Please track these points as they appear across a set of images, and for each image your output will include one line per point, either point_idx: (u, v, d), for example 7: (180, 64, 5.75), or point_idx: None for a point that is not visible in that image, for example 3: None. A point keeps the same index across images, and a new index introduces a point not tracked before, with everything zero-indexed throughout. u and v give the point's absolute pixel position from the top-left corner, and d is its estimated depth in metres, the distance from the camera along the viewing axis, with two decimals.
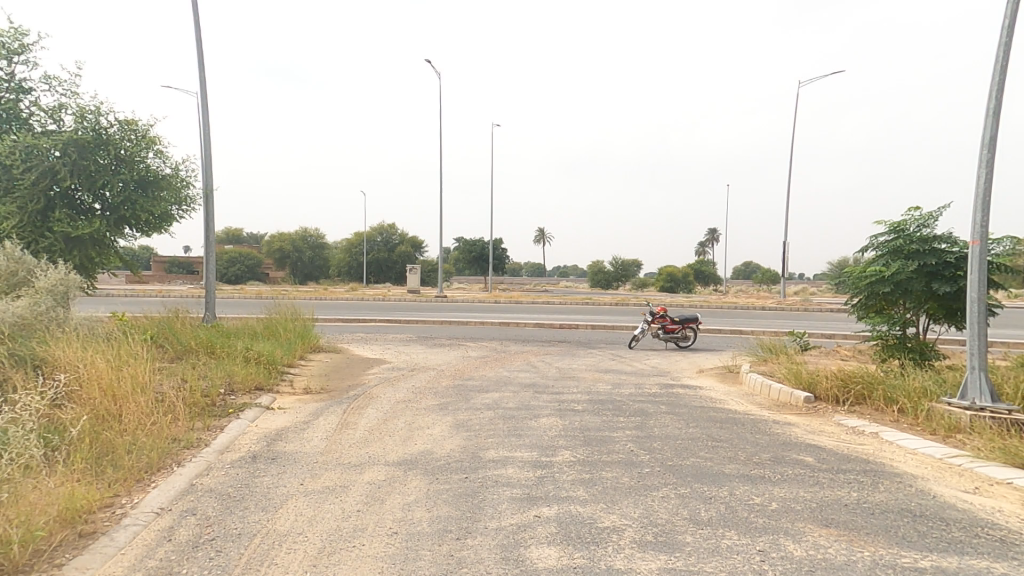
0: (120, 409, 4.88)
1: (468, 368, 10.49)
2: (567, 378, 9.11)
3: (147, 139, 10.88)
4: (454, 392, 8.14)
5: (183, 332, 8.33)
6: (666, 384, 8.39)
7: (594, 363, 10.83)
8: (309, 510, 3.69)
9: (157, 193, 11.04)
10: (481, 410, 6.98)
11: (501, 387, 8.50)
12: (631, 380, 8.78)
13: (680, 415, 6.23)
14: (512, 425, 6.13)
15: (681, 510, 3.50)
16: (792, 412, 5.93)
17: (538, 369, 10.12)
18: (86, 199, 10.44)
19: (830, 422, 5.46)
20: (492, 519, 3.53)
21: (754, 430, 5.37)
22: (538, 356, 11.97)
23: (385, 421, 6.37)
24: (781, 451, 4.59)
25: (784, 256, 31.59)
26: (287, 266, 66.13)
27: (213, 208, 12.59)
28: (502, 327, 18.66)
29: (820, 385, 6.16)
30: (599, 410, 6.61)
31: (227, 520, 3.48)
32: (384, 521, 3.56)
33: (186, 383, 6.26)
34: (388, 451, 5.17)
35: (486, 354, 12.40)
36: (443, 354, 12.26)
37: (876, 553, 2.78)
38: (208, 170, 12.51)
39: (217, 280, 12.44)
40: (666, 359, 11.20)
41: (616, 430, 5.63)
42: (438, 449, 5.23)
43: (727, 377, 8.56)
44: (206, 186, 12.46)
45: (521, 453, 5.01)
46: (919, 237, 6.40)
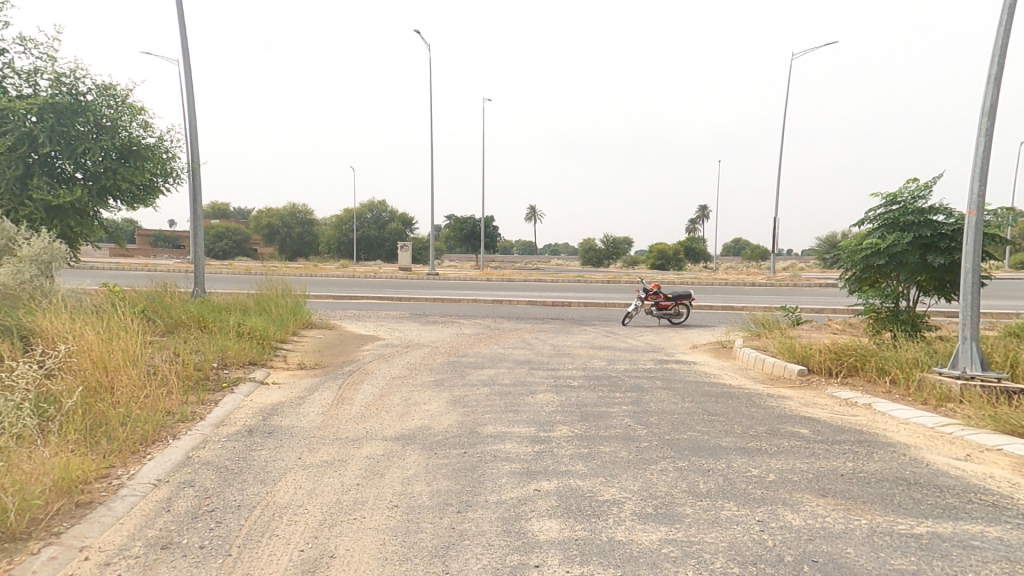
0: (112, 380, 4.79)
1: (462, 344, 10.48)
2: (562, 354, 9.15)
3: (129, 106, 10.54)
4: (450, 369, 8.14)
5: (172, 307, 8.20)
6: (660, 360, 8.45)
7: (588, 339, 10.87)
8: (308, 483, 3.68)
9: (140, 163, 10.75)
10: (477, 386, 6.99)
11: (496, 363, 8.51)
12: (626, 356, 8.84)
13: (676, 389, 6.28)
14: (509, 400, 6.15)
15: (680, 483, 3.54)
16: (786, 386, 6.00)
17: (533, 345, 10.14)
18: (66, 168, 10.10)
19: (823, 395, 5.53)
20: (493, 493, 3.54)
21: (749, 403, 5.43)
22: (532, 332, 11.99)
23: (381, 397, 6.37)
24: (777, 424, 4.65)
25: (776, 233, 31.63)
26: (276, 243, 65.33)
27: (200, 181, 12.29)
28: (496, 304, 18.65)
29: (814, 358, 6.22)
30: (595, 385, 6.65)
31: (225, 493, 3.45)
32: (384, 494, 3.56)
33: (178, 358, 6.17)
34: (386, 426, 5.17)
35: (480, 330, 12.40)
36: (438, 331, 12.24)
37: (874, 520, 2.83)
38: (194, 142, 12.16)
39: (206, 254, 12.21)
40: (659, 335, 11.28)
41: (613, 406, 5.67)
42: (436, 424, 5.23)
43: (721, 352, 8.64)
44: (192, 158, 12.13)
45: (519, 428, 5.03)
46: (915, 209, 6.40)
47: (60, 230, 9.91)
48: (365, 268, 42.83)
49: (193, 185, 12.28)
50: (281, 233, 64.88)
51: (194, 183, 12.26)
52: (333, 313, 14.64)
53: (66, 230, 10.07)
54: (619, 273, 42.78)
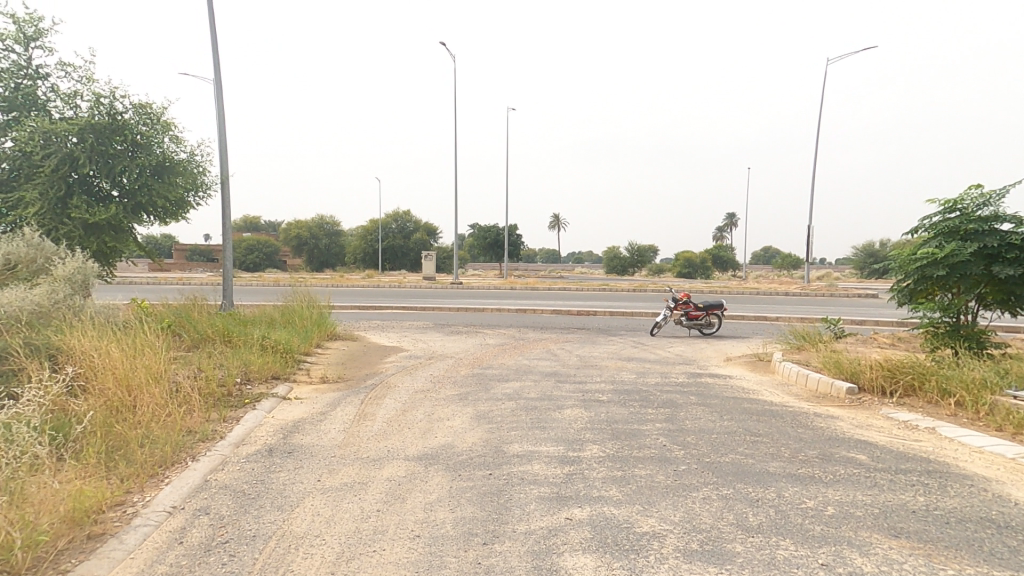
0: (134, 400, 4.74)
1: (486, 356, 10.27)
2: (590, 366, 8.85)
3: (163, 124, 10.79)
4: (474, 382, 7.93)
5: (199, 321, 8.23)
6: (693, 373, 8.07)
7: (615, 350, 10.53)
8: (327, 510, 3.49)
9: (173, 179, 10.97)
10: (502, 400, 6.77)
11: (522, 376, 8.26)
12: (656, 369, 8.48)
13: (713, 406, 5.93)
14: (535, 417, 5.91)
15: (726, 515, 3.22)
16: (835, 405, 5.57)
17: (559, 357, 9.86)
18: (104, 186, 10.35)
19: (878, 416, 5.10)
20: (521, 522, 3.29)
21: (795, 423, 5.04)
22: (557, 343, 11.71)
23: (404, 412, 6.20)
24: (829, 448, 4.28)
25: (810, 241, 30.55)
26: (304, 252, 66.74)
27: (230, 195, 12.49)
28: (520, 314, 18.43)
29: (864, 375, 5.78)
30: (625, 400, 6.34)
31: (241, 521, 3.30)
32: (406, 523, 3.35)
33: (201, 373, 6.13)
34: (408, 445, 4.98)
35: (505, 341, 12.19)
36: (462, 342, 12.07)
37: (963, 571, 2.47)
38: (225, 156, 12.38)
39: (234, 267, 12.35)
40: (690, 346, 10.86)
41: (646, 423, 5.36)
42: (459, 443, 5.02)
43: (757, 365, 8.20)
44: (222, 172, 12.34)
45: (547, 447, 4.77)
46: (978, 216, 5.99)
47: (97, 246, 10.14)
48: (389, 277, 43.23)
49: (224, 198, 12.48)
50: (309, 243, 66.20)
51: (224, 196, 12.47)
52: (357, 323, 14.64)
53: (102, 245, 10.30)
54: (643, 282, 42.07)
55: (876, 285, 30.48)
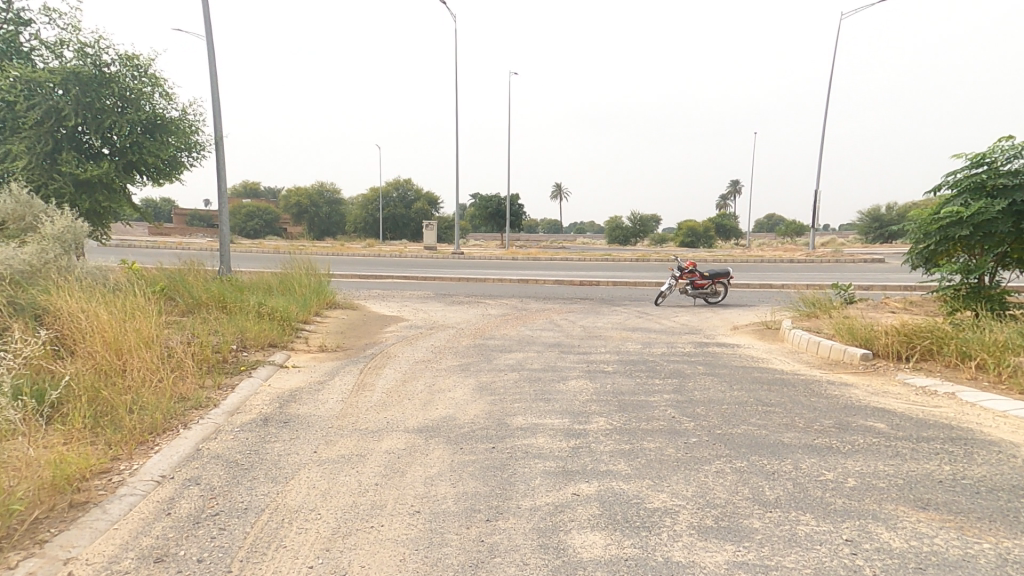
0: (124, 364, 4.58)
1: (488, 326, 10.12)
2: (594, 337, 8.69)
3: (152, 78, 10.36)
4: (475, 352, 7.78)
5: (194, 286, 8.04)
6: (700, 342, 7.89)
7: (619, 320, 10.35)
8: (323, 482, 3.35)
9: (165, 137, 10.59)
10: (504, 371, 6.62)
11: (524, 347, 8.11)
12: (662, 339, 8.32)
13: (721, 376, 5.75)
14: (539, 388, 5.77)
15: (741, 489, 3.05)
16: (848, 371, 5.38)
17: (562, 327, 9.69)
18: (94, 142, 10.00)
19: (894, 382, 4.91)
20: (526, 498, 3.15)
21: (808, 391, 4.86)
22: (560, 313, 11.54)
23: (404, 383, 6.06)
24: (845, 416, 4.09)
25: (816, 209, 30.02)
26: (304, 223, 66.22)
27: (225, 156, 12.12)
28: (522, 284, 18.24)
29: (879, 342, 5.58)
30: (631, 371, 6.18)
31: (232, 493, 3.15)
32: (406, 497, 3.21)
33: (196, 339, 5.97)
34: (408, 416, 4.84)
35: (507, 311, 12.02)
36: (463, 312, 11.90)
37: (1001, 546, 2.30)
38: (219, 114, 11.94)
39: (230, 233, 12.08)
40: (695, 316, 10.68)
41: (653, 395, 5.21)
42: (461, 415, 4.88)
43: (765, 334, 8.01)
44: (217, 132, 11.93)
45: (552, 420, 4.63)
46: (1007, 171, 5.78)
47: (89, 205, 9.85)
48: (390, 247, 42.90)
49: (219, 159, 12.10)
50: (309, 213, 65.58)
51: (219, 157, 12.09)
52: (358, 293, 14.46)
53: (95, 204, 10.02)
54: (647, 252, 41.67)
55: (882, 254, 30.07)
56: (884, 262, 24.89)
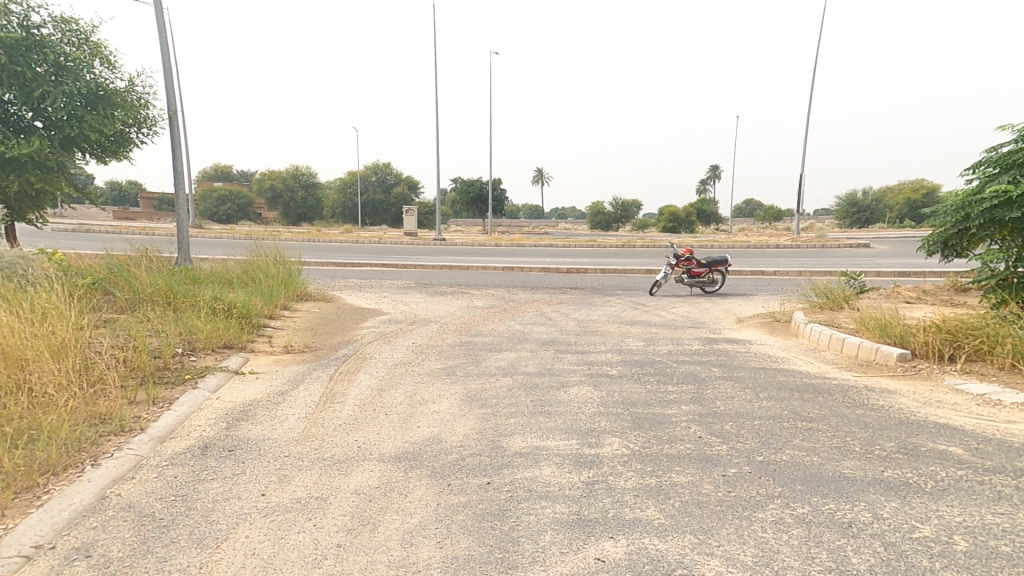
0: (23, 380, 3.71)
1: (474, 320, 9.32)
2: (590, 332, 7.99)
3: (92, 44, 9.16)
4: (462, 352, 7.00)
5: (137, 277, 7.07)
6: (707, 338, 7.23)
7: (615, 313, 9.66)
8: (267, 547, 2.55)
9: (109, 111, 9.42)
10: (495, 376, 5.86)
11: (515, 345, 7.34)
12: (665, 334, 7.65)
13: (742, 379, 5.07)
14: (537, 397, 5.02)
15: (815, 550, 2.34)
16: (884, 373, 4.72)
17: (555, 321, 8.96)
18: (23, 115, 8.79)
19: (943, 387, 4.26)
20: (537, 568, 2.40)
21: (849, 399, 4.18)
22: (551, 305, 10.80)
23: (380, 392, 5.25)
24: (908, 435, 3.40)
25: (801, 194, 29.66)
26: (279, 208, 64.07)
27: (181, 133, 10.95)
28: (508, 272, 17.45)
29: (918, 340, 4.92)
30: (638, 376, 5.47)
31: (137, 570, 2.34)
32: (376, 569, 2.42)
33: (130, 341, 5.06)
34: (384, 439, 4.04)
35: (494, 303, 11.25)
36: (446, 304, 11.08)
37: None
38: (171, 87, 10.72)
39: (188, 217, 10.97)
40: (694, 307, 10.05)
41: (670, 405, 4.50)
42: (447, 436, 4.11)
43: (776, 328, 7.37)
44: (170, 106, 10.74)
45: (556, 442, 3.89)
46: None
47: (18, 187, 8.66)
48: (368, 233, 41.63)
49: (173, 136, 10.92)
50: (284, 197, 63.40)
51: (174, 134, 10.91)
52: (332, 282, 13.49)
53: (26, 185, 8.82)
54: (632, 237, 41.12)
55: (867, 239, 29.84)
56: (868, 248, 24.71)
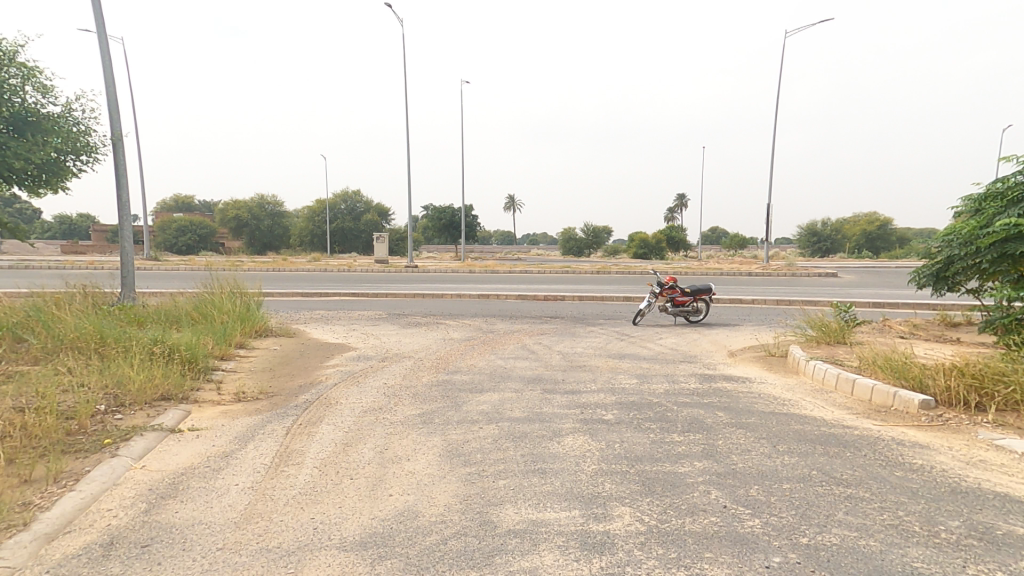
0: None
1: (451, 355, 8.67)
2: (578, 369, 7.46)
3: (19, 64, 8.34)
4: (439, 395, 6.33)
5: (61, 321, 6.28)
6: (702, 374, 6.77)
7: (601, 346, 9.16)
8: None
9: (40, 136, 8.55)
10: (477, 423, 5.21)
11: (498, 385, 6.71)
12: (657, 370, 7.18)
13: (753, 427, 4.57)
14: (527, 450, 4.39)
15: None
16: (907, 422, 4.31)
17: (539, 356, 8.38)
18: None
19: (980, 442, 3.85)
20: None
21: (881, 456, 3.70)
22: (532, 336, 10.24)
23: (346, 447, 4.53)
24: (969, 508, 2.91)
25: (770, 223, 30.26)
26: (244, 235, 62.18)
27: (125, 159, 10.10)
28: (484, 300, 16.88)
29: (941, 386, 4.54)
30: (638, 422, 4.91)
31: None
32: None
33: (34, 403, 4.36)
34: (347, 516, 3.32)
35: (471, 335, 10.62)
36: (420, 337, 10.38)
37: None
38: (115, 111, 9.92)
39: (134, 250, 10.05)
40: (681, 338, 9.66)
41: (681, 461, 3.94)
42: (424, 508, 3.41)
43: (773, 364, 6.94)
44: (113, 132, 9.91)
45: (555, 514, 3.25)
46: None
47: None
48: (339, 261, 40.44)
49: (118, 163, 10.07)
50: (250, 224, 61.59)
51: (118, 160, 10.05)
52: (297, 315, 12.62)
53: None
54: (607, 264, 41.22)
55: (835, 266, 30.55)
56: (837, 277, 25.15)
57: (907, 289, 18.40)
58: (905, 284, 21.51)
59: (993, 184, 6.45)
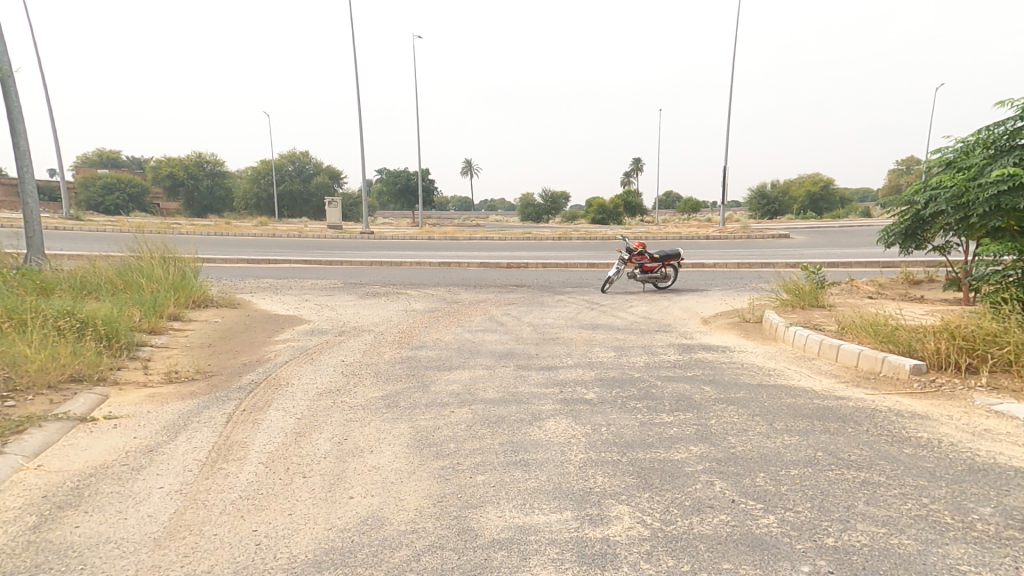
0: None
1: (415, 328, 8.11)
2: (552, 343, 7.11)
3: None
4: (404, 373, 5.81)
5: None
6: (680, 344, 6.53)
7: (571, 317, 8.84)
8: None
9: None
10: (448, 404, 4.74)
11: (468, 362, 6.25)
12: (632, 341, 6.91)
13: (743, 399, 4.29)
14: (506, 436, 3.96)
15: None
16: (900, 391, 4.14)
17: (509, 330, 7.97)
18: None
19: (978, 411, 3.70)
20: None
21: (884, 431, 3.48)
22: (499, 307, 9.80)
23: (298, 434, 3.94)
24: (994, 492, 2.70)
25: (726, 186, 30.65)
26: (183, 198, 57.91)
27: (18, 100, 8.66)
28: (446, 268, 16.25)
29: (932, 351, 4.40)
30: (622, 401, 4.55)
31: None
32: None
33: None
34: (299, 525, 2.78)
35: (435, 306, 10.07)
36: (380, 309, 9.72)
37: None
38: (1, 39, 8.42)
39: (39, 206, 8.75)
40: (652, 306, 9.47)
41: (675, 441, 3.61)
42: (392, 512, 2.92)
43: (749, 332, 6.74)
44: (1, 65, 8.44)
45: (547, 516, 2.84)
46: None
47: None
48: (288, 226, 38.33)
49: (10, 104, 8.64)
50: (187, 185, 57.23)
51: (11, 100, 8.62)
52: (241, 284, 11.61)
53: None
54: (567, 230, 40.96)
55: (785, 229, 31.50)
56: (790, 240, 25.90)
57: (854, 248, 19.08)
58: (850, 243, 22.34)
59: (982, 135, 6.41)
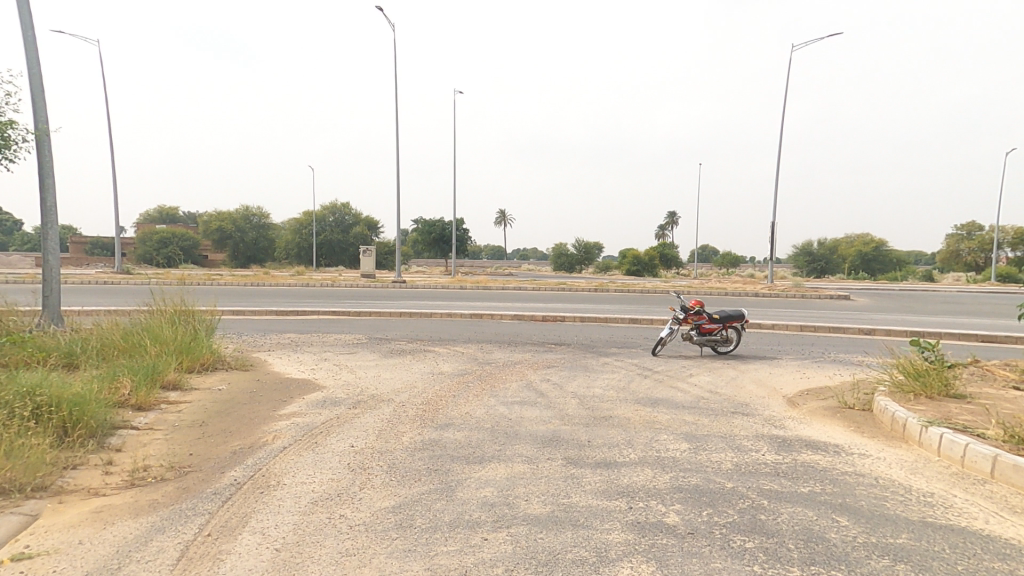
0: None
1: (441, 398, 6.97)
2: (605, 424, 5.83)
3: None
4: (425, 466, 4.64)
5: None
6: (772, 436, 5.15)
7: (623, 388, 7.53)
8: None
9: None
10: (479, 525, 3.53)
11: (504, 452, 5.03)
12: (707, 426, 5.58)
13: (913, 551, 2.90)
14: None
15: None
16: None
17: (552, 403, 6.74)
18: None
19: None
20: None
21: None
22: (538, 372, 8.58)
23: None
24: None
25: (773, 241, 29.08)
26: (227, 247, 60.12)
27: (49, 155, 8.38)
28: (478, 321, 15.24)
29: None
30: (723, 535, 3.22)
31: None
32: None
33: None
34: None
35: (465, 367, 8.94)
36: (404, 371, 8.65)
37: None
38: (39, 95, 8.23)
39: (58, 262, 8.29)
40: (717, 377, 8.08)
41: None
42: None
43: (861, 424, 5.30)
44: (38, 122, 8.21)
45: None
46: None
47: None
48: (322, 275, 38.69)
49: (42, 160, 8.37)
50: (233, 237, 59.64)
51: (43, 156, 8.35)
52: (261, 340, 10.82)
53: None
54: (603, 281, 39.93)
55: (838, 288, 29.39)
56: (847, 299, 24.05)
57: (929, 316, 17.20)
58: (918, 308, 20.40)
59: None
